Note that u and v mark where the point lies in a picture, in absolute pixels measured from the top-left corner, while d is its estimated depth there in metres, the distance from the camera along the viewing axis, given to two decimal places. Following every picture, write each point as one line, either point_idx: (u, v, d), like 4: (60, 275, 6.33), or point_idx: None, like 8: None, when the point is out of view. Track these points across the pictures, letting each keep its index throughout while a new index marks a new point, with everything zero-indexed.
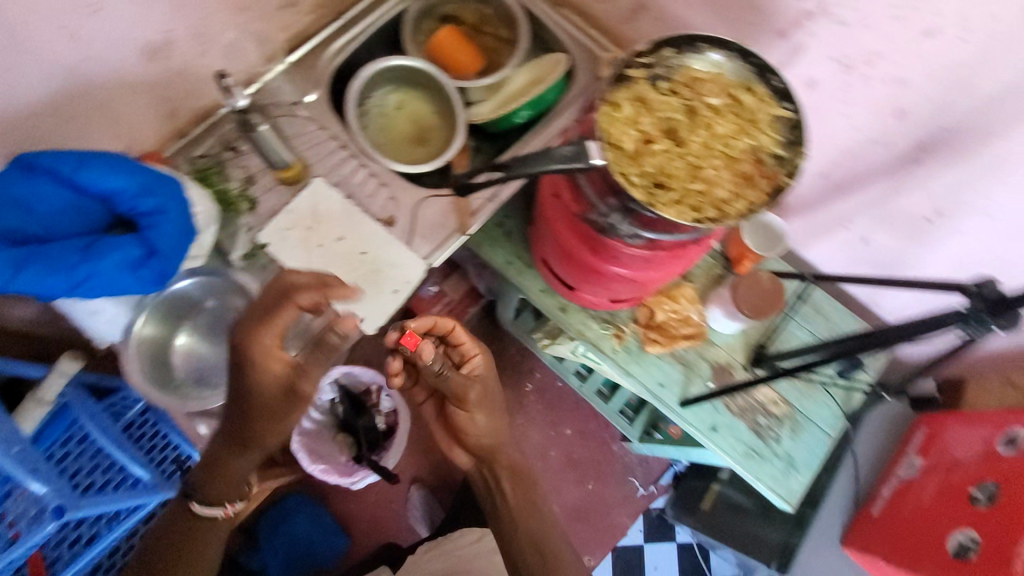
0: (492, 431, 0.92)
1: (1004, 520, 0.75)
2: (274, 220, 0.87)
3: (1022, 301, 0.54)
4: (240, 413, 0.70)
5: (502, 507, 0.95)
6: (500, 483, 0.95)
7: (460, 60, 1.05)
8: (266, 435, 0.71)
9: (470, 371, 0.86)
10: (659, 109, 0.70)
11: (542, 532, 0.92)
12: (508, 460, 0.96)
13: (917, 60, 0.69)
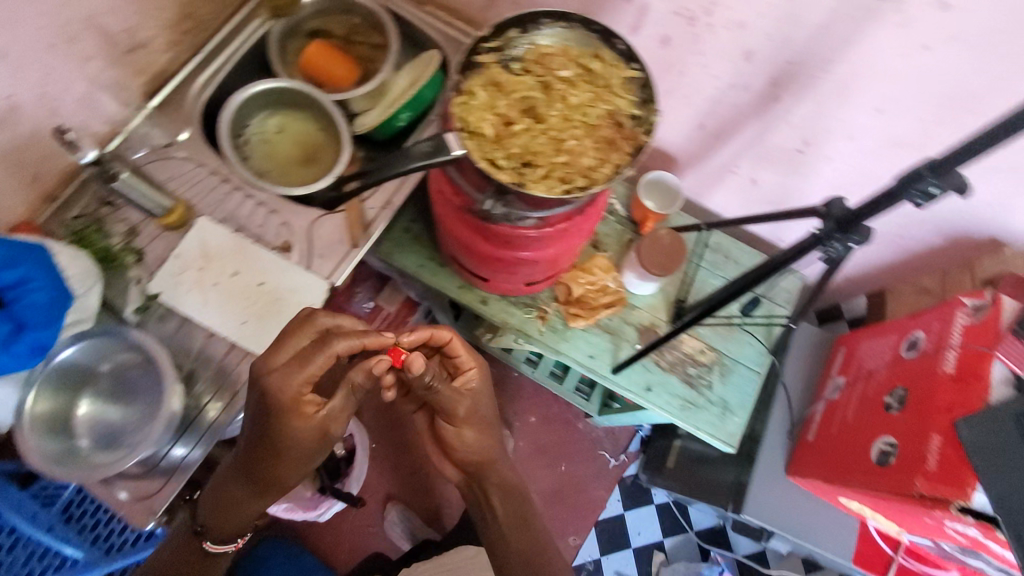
0: (479, 448, 0.93)
1: (913, 420, 0.79)
2: (163, 268, 0.85)
3: (864, 214, 0.56)
4: (259, 454, 0.76)
5: (490, 518, 0.96)
6: (489, 496, 0.96)
7: (334, 73, 1.03)
8: (285, 474, 0.79)
9: (462, 382, 0.85)
10: (515, 89, 0.70)
11: (528, 539, 0.94)
12: (499, 475, 0.96)
13: (748, 3, 0.71)
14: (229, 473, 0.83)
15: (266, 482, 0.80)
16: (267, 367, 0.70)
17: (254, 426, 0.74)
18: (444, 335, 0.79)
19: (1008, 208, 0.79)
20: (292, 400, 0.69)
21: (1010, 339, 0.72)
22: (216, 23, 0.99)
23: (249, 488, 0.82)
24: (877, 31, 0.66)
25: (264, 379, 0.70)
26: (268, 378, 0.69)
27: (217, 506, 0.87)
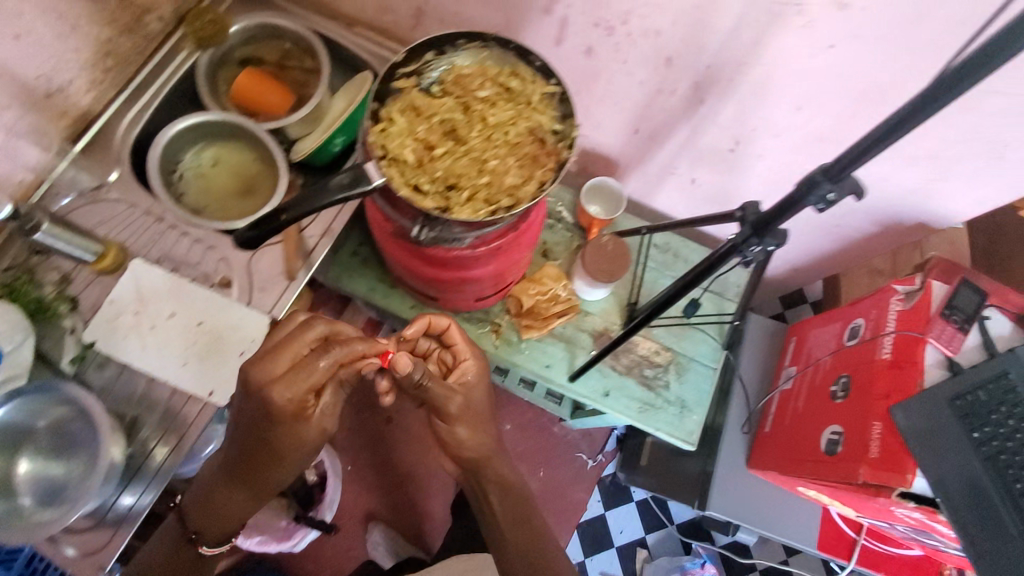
0: (476, 444, 0.88)
1: (856, 407, 0.80)
2: (96, 316, 0.83)
3: (773, 219, 0.57)
4: (253, 458, 0.76)
5: (489, 513, 0.92)
6: (487, 492, 0.92)
7: (267, 101, 1.01)
8: (277, 475, 0.79)
9: (457, 376, 0.83)
10: (434, 114, 0.71)
11: (529, 532, 0.89)
12: (497, 471, 0.92)
13: (659, 11, 0.72)
14: (218, 479, 0.81)
15: (260, 485, 0.80)
16: (266, 374, 0.68)
17: (248, 432, 0.72)
18: (444, 322, 0.82)
19: (932, 193, 0.80)
20: (295, 407, 0.69)
21: (939, 324, 0.75)
22: (140, 59, 0.97)
23: (239, 492, 0.81)
24: (782, 32, 0.67)
25: (264, 387, 0.68)
26: (269, 386, 0.67)
27: (202, 512, 0.84)
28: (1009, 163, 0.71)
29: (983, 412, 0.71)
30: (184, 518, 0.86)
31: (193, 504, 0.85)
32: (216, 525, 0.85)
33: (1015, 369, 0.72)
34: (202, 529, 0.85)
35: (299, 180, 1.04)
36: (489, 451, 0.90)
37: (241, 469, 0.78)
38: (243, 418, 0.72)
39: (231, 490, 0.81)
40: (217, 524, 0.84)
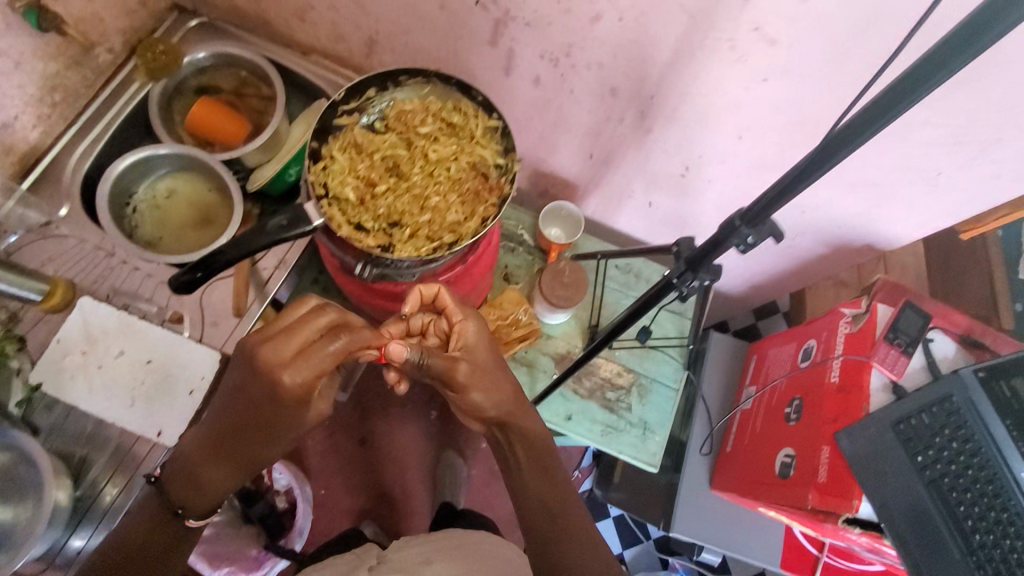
0: (496, 407, 0.73)
1: (807, 430, 0.82)
2: (44, 355, 0.82)
3: (702, 262, 0.58)
4: (247, 433, 0.66)
5: (514, 476, 0.78)
6: (514, 452, 0.77)
7: (223, 130, 1.00)
8: (270, 442, 0.67)
9: (454, 343, 0.70)
10: (376, 151, 0.71)
11: (558, 499, 0.76)
12: (520, 429, 0.77)
13: (600, 44, 0.73)
14: (197, 450, 0.69)
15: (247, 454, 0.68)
16: (272, 356, 0.61)
17: (242, 413, 0.64)
18: (432, 291, 0.70)
19: (875, 217, 0.82)
20: (303, 392, 0.62)
21: (884, 347, 0.75)
22: (90, 91, 0.96)
23: (233, 464, 0.69)
24: (717, 65, 0.68)
25: (272, 370, 0.61)
26: (274, 368, 0.61)
27: (184, 484, 0.69)
28: (945, 190, 0.72)
29: (925, 436, 0.73)
30: (166, 492, 0.71)
31: (174, 477, 0.70)
32: (205, 500, 0.70)
33: (958, 393, 0.74)
34: (189, 503, 0.70)
35: (256, 210, 1.03)
36: (512, 409, 0.75)
37: (233, 443, 0.67)
38: (243, 394, 0.63)
39: (220, 463, 0.68)
40: (206, 496, 0.70)
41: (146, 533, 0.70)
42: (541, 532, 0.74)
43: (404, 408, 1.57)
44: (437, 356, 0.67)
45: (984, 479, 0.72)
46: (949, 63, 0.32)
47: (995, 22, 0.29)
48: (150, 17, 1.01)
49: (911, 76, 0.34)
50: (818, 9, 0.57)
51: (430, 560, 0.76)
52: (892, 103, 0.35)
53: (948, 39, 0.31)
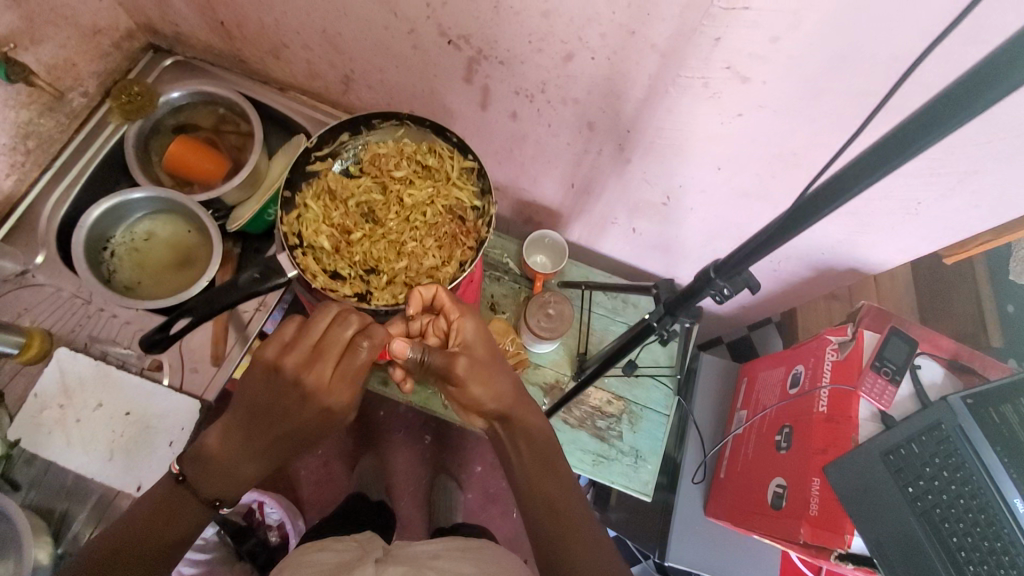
0: (500, 402, 0.67)
1: (799, 460, 0.81)
2: (21, 412, 0.84)
3: (683, 314, 0.58)
4: (289, 432, 0.62)
5: (516, 473, 0.69)
6: (517, 449, 0.69)
7: (201, 170, 0.99)
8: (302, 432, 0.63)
9: (454, 339, 0.66)
10: (350, 196, 0.71)
11: (566, 501, 0.66)
12: (526, 427, 0.69)
13: (574, 81, 0.72)
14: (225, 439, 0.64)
15: (277, 442, 0.63)
16: (314, 378, 0.59)
17: (289, 416, 0.61)
18: (429, 292, 0.66)
19: (858, 242, 0.81)
20: (345, 405, 0.62)
21: (871, 376, 0.74)
22: (64, 136, 0.95)
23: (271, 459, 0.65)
24: (691, 100, 0.67)
25: (317, 390, 0.60)
26: (321, 389, 0.60)
27: (210, 477, 0.64)
28: (924, 218, 0.71)
29: (915, 466, 0.72)
30: (191, 487, 0.65)
31: (199, 471, 0.64)
32: (238, 489, 0.66)
33: (947, 421, 0.73)
34: (222, 494, 0.65)
35: (237, 249, 1.02)
36: (515, 404, 0.68)
37: (275, 438, 0.63)
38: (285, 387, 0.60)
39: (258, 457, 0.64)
40: (238, 488, 0.65)
41: (164, 516, 0.64)
42: (544, 534, 0.64)
43: (397, 434, 1.56)
44: (438, 353, 0.65)
45: (976, 508, 0.71)
46: (931, 132, 0.30)
47: (973, 99, 0.28)
48: (124, 58, 1.00)
49: (895, 138, 0.31)
50: (788, 51, 0.56)
51: (437, 557, 0.75)
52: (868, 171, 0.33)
53: (930, 106, 0.30)
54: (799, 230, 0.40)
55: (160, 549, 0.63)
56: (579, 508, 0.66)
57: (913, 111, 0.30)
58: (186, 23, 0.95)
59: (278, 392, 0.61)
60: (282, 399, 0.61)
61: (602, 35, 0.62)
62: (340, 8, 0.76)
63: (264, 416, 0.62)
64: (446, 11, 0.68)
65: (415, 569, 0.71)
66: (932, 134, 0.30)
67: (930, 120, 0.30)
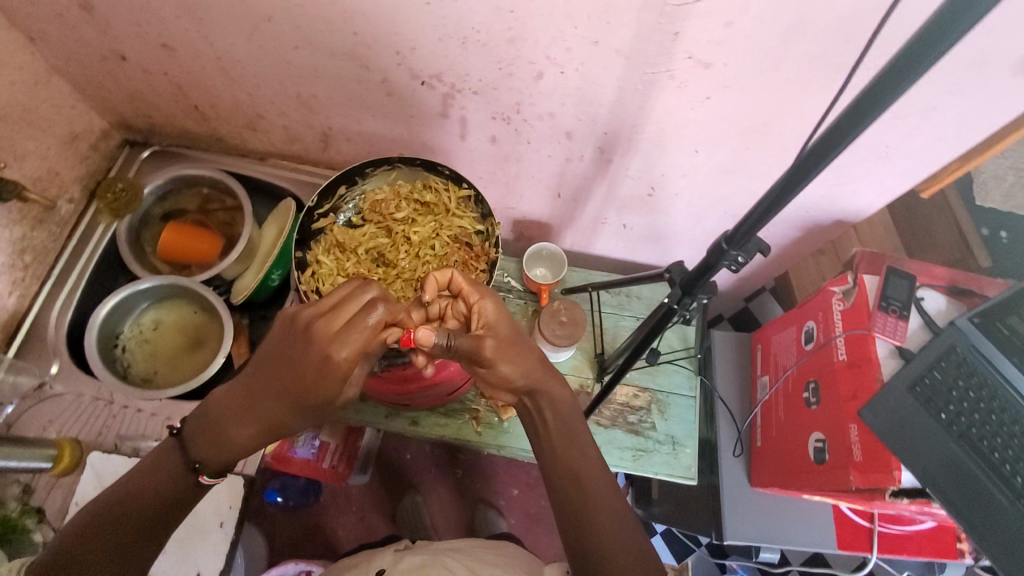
0: (526, 379, 0.66)
1: (831, 411, 0.84)
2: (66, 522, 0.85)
3: (701, 290, 0.60)
4: (281, 394, 0.58)
5: (544, 455, 0.68)
6: (546, 425, 0.68)
7: (195, 250, 1.00)
8: (289, 405, 0.58)
9: (477, 322, 0.66)
10: (358, 244, 0.75)
11: (593, 478, 0.65)
12: (553, 398, 0.69)
13: (548, 96, 0.75)
14: (227, 396, 0.61)
15: (267, 408, 0.59)
16: (325, 328, 0.56)
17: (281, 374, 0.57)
18: (445, 276, 0.68)
19: (840, 193, 0.85)
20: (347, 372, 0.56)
21: (880, 317, 0.78)
22: (57, 245, 0.97)
23: (259, 430, 0.60)
24: (661, 93, 0.71)
25: (325, 342, 0.55)
26: (328, 340, 0.55)
27: (202, 432, 0.61)
28: (897, 158, 0.76)
29: (943, 392, 0.77)
30: (182, 445, 0.62)
31: (194, 427, 0.62)
32: (224, 459, 0.62)
33: (961, 343, 0.77)
34: (204, 459, 0.61)
35: (246, 320, 1.03)
36: (542, 377, 0.68)
37: (262, 400, 0.59)
38: (289, 348, 0.57)
39: (246, 419, 0.60)
40: (221, 455, 0.61)
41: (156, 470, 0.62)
42: (570, 508, 0.64)
43: (429, 473, 1.55)
44: (465, 336, 0.62)
45: (1010, 420, 0.76)
46: (903, 78, 0.33)
47: (932, 48, 0.31)
48: (103, 158, 1.03)
49: (881, 82, 0.34)
50: (744, 31, 0.59)
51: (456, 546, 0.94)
52: (852, 125, 0.36)
53: (901, 56, 0.33)
54: (801, 187, 0.42)
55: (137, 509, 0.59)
56: (599, 483, 0.65)
57: (883, 67, 0.33)
58: (159, 113, 0.97)
59: (279, 352, 0.58)
60: (282, 357, 0.58)
61: (568, 49, 0.66)
62: (312, 71, 0.79)
63: (262, 374, 0.59)
64: (415, 54, 0.72)
65: (433, 557, 0.87)
66: (907, 79, 0.33)
67: (902, 69, 0.33)
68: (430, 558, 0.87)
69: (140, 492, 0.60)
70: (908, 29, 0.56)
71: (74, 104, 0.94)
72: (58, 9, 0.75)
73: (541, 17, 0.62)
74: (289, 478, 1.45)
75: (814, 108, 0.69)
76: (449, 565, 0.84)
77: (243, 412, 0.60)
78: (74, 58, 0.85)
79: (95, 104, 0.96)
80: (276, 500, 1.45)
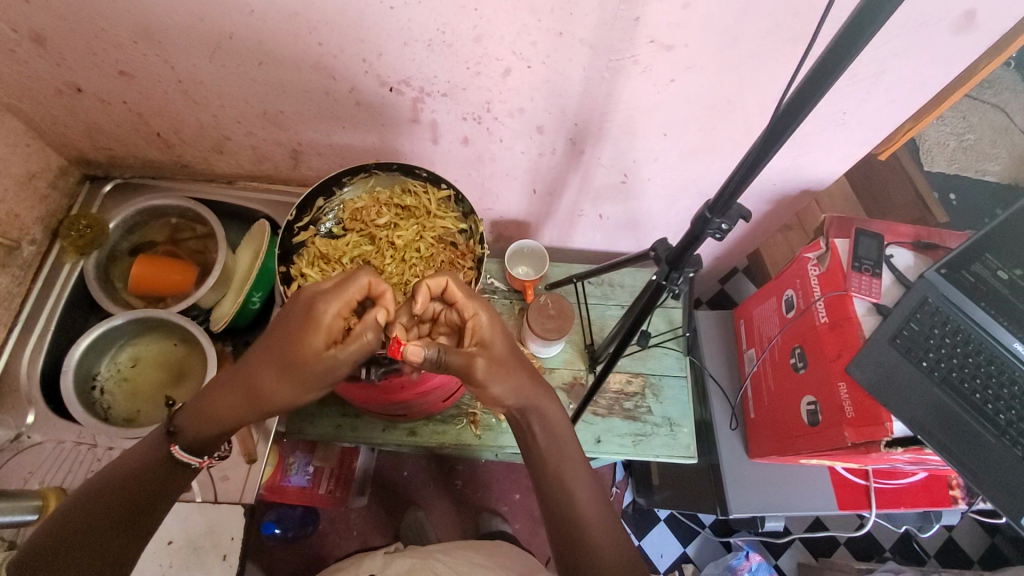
0: (516, 397, 0.67)
1: (818, 374, 0.86)
2: None
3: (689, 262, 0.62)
4: (259, 356, 0.61)
5: (536, 461, 0.69)
6: (534, 435, 0.69)
7: (169, 280, 0.97)
8: (264, 372, 0.60)
9: (470, 337, 0.65)
10: (342, 254, 0.75)
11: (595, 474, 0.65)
12: (544, 410, 0.69)
13: (515, 92, 0.76)
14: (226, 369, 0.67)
15: (245, 376, 0.62)
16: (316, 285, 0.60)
17: (268, 335, 0.61)
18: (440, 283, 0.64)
19: (803, 163, 0.89)
20: (319, 333, 0.57)
21: (855, 276, 0.82)
22: (21, 289, 0.94)
23: (238, 398, 0.63)
24: (627, 79, 0.72)
25: (308, 297, 0.59)
26: (313, 296, 0.59)
27: (195, 398, 0.67)
28: (853, 124, 0.79)
29: (922, 341, 0.82)
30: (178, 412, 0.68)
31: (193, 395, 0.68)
32: (204, 428, 0.65)
33: (932, 293, 0.82)
34: (185, 425, 0.65)
35: (229, 347, 1.00)
36: (534, 394, 0.68)
37: (247, 363, 0.62)
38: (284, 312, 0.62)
39: (227, 386, 0.63)
40: (202, 424, 0.65)
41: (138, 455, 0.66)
42: (560, 512, 0.65)
43: (429, 487, 1.53)
44: (456, 352, 0.62)
45: (984, 360, 0.82)
46: (851, 49, 0.35)
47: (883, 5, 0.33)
48: (64, 196, 1.00)
49: (841, 41, 0.35)
50: (701, 11, 0.62)
51: (444, 550, 0.99)
52: (809, 97, 0.38)
53: (846, 30, 0.35)
54: (773, 153, 0.44)
55: (122, 494, 0.64)
56: (591, 487, 0.67)
57: (840, 29, 0.35)
58: (120, 145, 0.95)
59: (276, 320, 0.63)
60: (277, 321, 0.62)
61: (533, 43, 0.67)
62: (278, 86, 0.78)
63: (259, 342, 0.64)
64: (382, 60, 0.72)
65: (423, 560, 0.95)
66: (861, 42, 0.35)
67: (855, 34, 0.34)
68: (420, 563, 0.94)
69: (113, 485, 0.64)
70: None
71: (29, 142, 0.91)
72: (8, 44, 0.73)
73: (505, 13, 0.64)
74: (285, 508, 1.40)
75: (780, 80, 0.71)
76: (435, 568, 0.92)
77: (229, 378, 0.64)
78: (25, 93, 0.82)
79: (51, 141, 0.94)
80: (273, 532, 1.39)
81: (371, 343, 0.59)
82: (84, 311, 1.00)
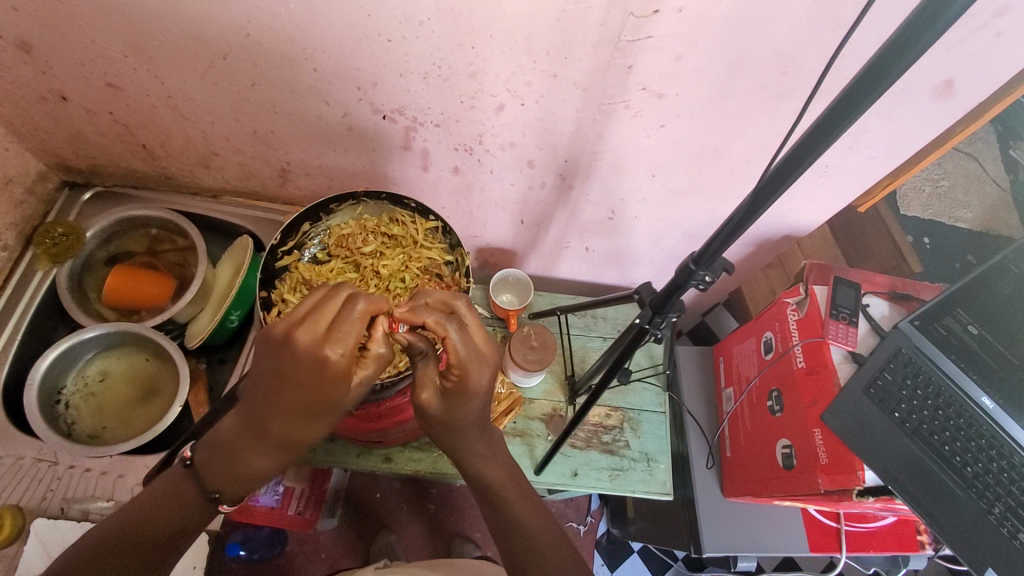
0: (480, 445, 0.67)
1: (795, 418, 0.87)
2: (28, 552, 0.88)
3: (669, 310, 0.62)
4: (282, 418, 0.59)
5: (504, 502, 0.71)
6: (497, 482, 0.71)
7: (144, 293, 0.95)
8: (298, 430, 0.59)
9: (451, 376, 0.61)
10: (325, 280, 0.75)
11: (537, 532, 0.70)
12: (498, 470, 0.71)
13: (508, 128, 0.77)
14: (232, 433, 0.64)
15: (272, 437, 0.61)
16: (307, 335, 0.53)
17: (277, 396, 0.57)
18: (441, 330, 0.59)
19: (785, 211, 0.91)
20: (343, 375, 0.54)
21: (833, 324, 0.84)
22: None
23: (272, 453, 0.63)
24: (619, 123, 0.73)
25: (312, 350, 0.53)
26: (313, 349, 0.53)
27: (216, 465, 0.65)
28: (835, 176, 0.82)
29: (894, 391, 0.84)
30: (199, 479, 0.67)
31: (205, 458, 0.66)
32: (241, 484, 0.66)
33: (905, 344, 0.85)
34: (223, 487, 0.66)
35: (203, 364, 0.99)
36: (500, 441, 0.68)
37: (264, 423, 0.60)
38: (279, 372, 0.55)
39: (254, 452, 0.63)
40: (240, 481, 0.65)
41: (166, 505, 0.66)
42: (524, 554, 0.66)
43: (401, 510, 1.50)
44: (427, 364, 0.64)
45: (955, 413, 0.84)
46: (812, 149, 0.37)
47: (841, 119, 0.35)
48: (40, 202, 0.98)
49: (809, 138, 0.37)
50: (692, 65, 0.63)
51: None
52: (788, 174, 0.40)
53: (824, 119, 0.36)
54: (751, 223, 0.46)
55: (159, 539, 0.65)
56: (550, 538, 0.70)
57: (806, 129, 0.37)
58: (103, 153, 0.93)
59: (264, 378, 0.57)
60: (272, 385, 0.56)
61: (528, 84, 0.68)
62: (269, 107, 0.78)
63: (255, 401, 0.60)
64: (377, 89, 0.72)
65: None
66: (826, 141, 0.37)
67: (823, 134, 0.36)
68: None
69: (137, 541, 0.64)
70: (858, 60, 0.61)
71: (7, 146, 0.89)
72: None
73: (500, 52, 0.64)
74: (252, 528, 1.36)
75: (773, 132, 0.73)
76: None
77: (252, 442, 0.62)
78: (8, 99, 0.81)
79: (30, 145, 0.92)
80: (238, 555, 1.32)
81: (384, 354, 0.59)
82: (53, 320, 0.98)
